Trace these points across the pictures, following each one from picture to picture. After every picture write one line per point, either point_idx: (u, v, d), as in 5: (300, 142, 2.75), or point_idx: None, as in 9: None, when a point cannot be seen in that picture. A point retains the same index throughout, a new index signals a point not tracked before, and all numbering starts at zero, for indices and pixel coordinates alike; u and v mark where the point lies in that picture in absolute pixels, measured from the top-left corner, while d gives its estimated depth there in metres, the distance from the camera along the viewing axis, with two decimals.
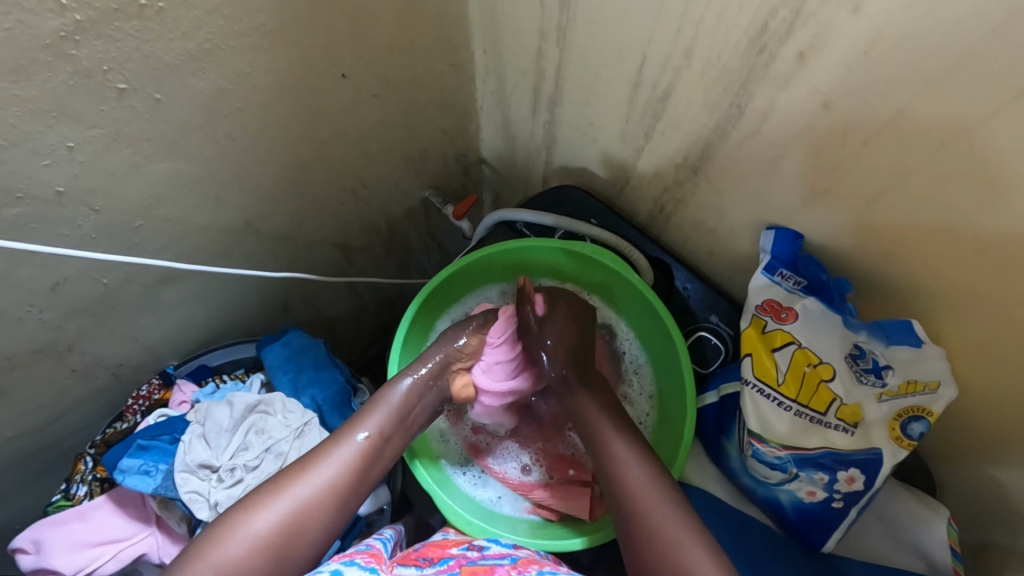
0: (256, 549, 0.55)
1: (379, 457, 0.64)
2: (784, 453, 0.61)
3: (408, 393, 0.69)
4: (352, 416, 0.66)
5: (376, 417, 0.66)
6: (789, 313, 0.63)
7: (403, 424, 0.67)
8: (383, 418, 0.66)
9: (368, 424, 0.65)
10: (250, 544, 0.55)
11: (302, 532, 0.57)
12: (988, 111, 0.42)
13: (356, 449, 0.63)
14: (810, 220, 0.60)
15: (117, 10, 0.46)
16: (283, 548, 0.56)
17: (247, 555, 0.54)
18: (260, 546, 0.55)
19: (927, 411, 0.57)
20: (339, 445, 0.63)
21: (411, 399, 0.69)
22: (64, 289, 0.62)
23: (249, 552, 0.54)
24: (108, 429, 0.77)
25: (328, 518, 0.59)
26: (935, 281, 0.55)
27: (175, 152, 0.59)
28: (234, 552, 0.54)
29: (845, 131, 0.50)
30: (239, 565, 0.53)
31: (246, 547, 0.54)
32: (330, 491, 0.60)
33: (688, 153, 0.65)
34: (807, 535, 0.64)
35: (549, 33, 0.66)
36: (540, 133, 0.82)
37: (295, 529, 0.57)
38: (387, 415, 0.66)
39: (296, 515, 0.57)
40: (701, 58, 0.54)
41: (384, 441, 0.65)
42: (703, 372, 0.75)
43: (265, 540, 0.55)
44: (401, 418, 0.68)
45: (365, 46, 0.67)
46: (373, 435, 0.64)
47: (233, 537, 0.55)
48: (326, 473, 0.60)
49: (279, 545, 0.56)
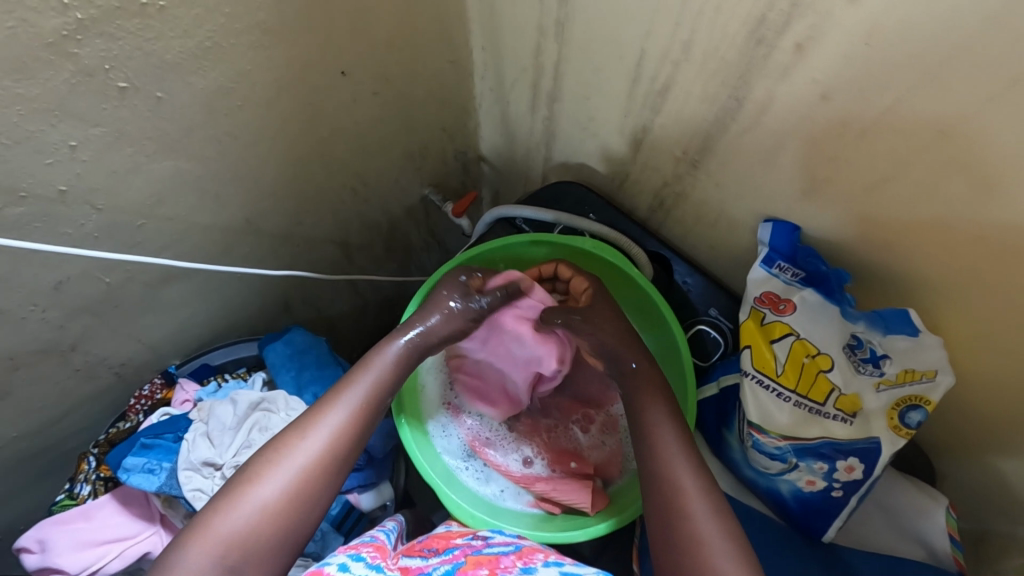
0: (262, 518, 0.55)
1: (373, 417, 0.64)
2: (785, 443, 0.61)
3: (398, 354, 0.68)
4: (340, 381, 0.65)
5: (365, 380, 0.65)
6: (787, 305, 0.63)
7: (396, 385, 0.67)
8: (373, 380, 0.65)
9: (358, 387, 0.64)
10: (257, 513, 0.55)
11: (305, 499, 0.58)
12: (981, 99, 0.43)
13: (349, 413, 0.62)
14: (808, 211, 0.61)
15: (119, 8, 0.46)
16: (291, 516, 0.57)
17: (255, 525, 0.55)
18: (266, 515, 0.55)
19: (925, 400, 0.58)
20: (331, 410, 0.62)
21: (402, 361, 0.68)
22: (68, 288, 0.62)
23: (257, 522, 0.55)
24: (111, 429, 0.77)
25: (330, 482, 0.60)
26: (931, 269, 0.56)
27: (177, 150, 0.59)
28: (242, 522, 0.54)
29: (843, 122, 0.51)
30: (248, 535, 0.54)
31: (253, 516, 0.55)
32: (331, 455, 0.60)
33: (686, 147, 0.66)
34: (809, 524, 0.65)
35: (548, 29, 0.67)
36: (540, 129, 0.83)
37: (299, 496, 0.57)
38: (377, 376, 0.66)
39: (299, 481, 0.58)
40: (700, 51, 0.55)
41: (377, 403, 0.65)
42: (704, 365, 0.75)
43: (271, 508, 0.56)
44: (393, 379, 0.67)
45: (364, 44, 0.67)
46: (366, 398, 0.64)
47: (237, 509, 0.55)
48: (323, 440, 0.60)
49: (286, 512, 0.56)
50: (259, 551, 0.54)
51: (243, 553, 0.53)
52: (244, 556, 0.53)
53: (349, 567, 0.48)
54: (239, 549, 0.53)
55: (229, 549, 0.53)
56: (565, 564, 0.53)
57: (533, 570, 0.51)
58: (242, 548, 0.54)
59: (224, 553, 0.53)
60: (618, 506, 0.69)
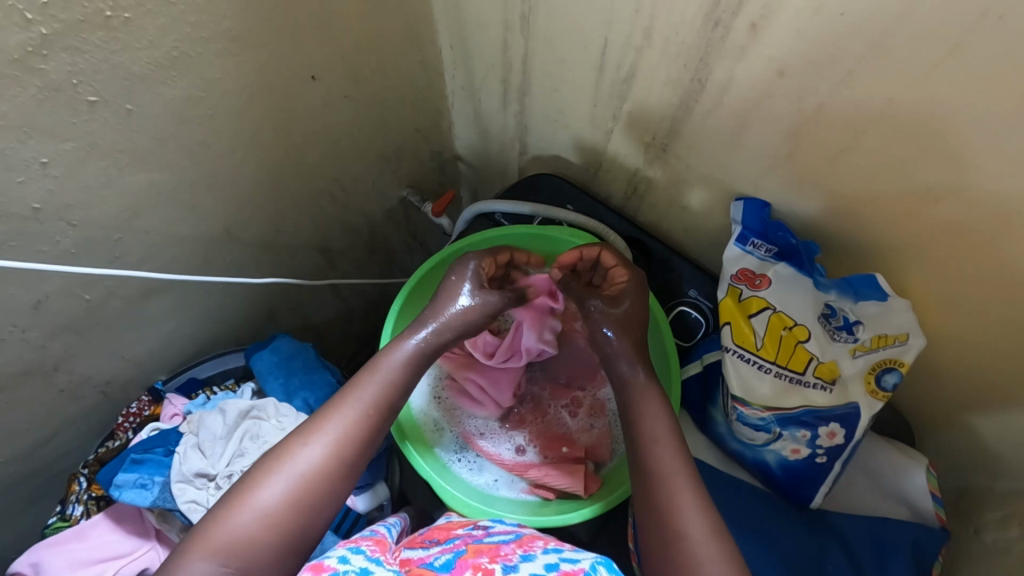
0: (264, 525, 0.53)
1: (381, 425, 0.62)
2: (767, 414, 0.63)
3: (412, 355, 0.66)
4: (349, 382, 0.63)
5: (376, 383, 0.63)
6: (762, 279, 0.65)
7: (405, 389, 0.65)
8: (384, 383, 0.63)
9: (366, 390, 0.62)
10: (258, 518, 0.53)
11: (310, 506, 0.56)
12: (927, 68, 0.45)
13: (357, 417, 0.60)
14: (777, 187, 0.62)
15: (83, 22, 0.46)
16: (293, 522, 0.55)
17: (256, 532, 0.53)
18: (267, 521, 0.53)
19: (899, 362, 0.60)
20: (337, 415, 0.60)
21: (414, 364, 0.66)
22: (47, 307, 0.62)
23: (258, 528, 0.53)
24: (101, 448, 0.77)
25: (334, 490, 0.58)
26: (897, 238, 0.58)
27: (150, 162, 0.59)
28: (242, 529, 0.52)
29: (801, 99, 0.53)
30: (248, 541, 0.52)
31: (254, 525, 0.53)
32: (337, 462, 0.58)
33: (656, 131, 0.67)
34: (797, 492, 0.67)
35: (513, 23, 0.68)
36: (512, 124, 0.84)
37: (302, 503, 0.55)
38: (388, 380, 0.63)
39: (301, 488, 0.56)
40: (661, 36, 0.56)
41: (389, 411, 0.63)
42: (686, 345, 0.77)
43: (273, 512, 0.54)
44: (403, 384, 0.64)
45: (332, 47, 0.67)
46: (376, 400, 0.62)
47: (238, 516, 0.53)
48: (328, 445, 0.58)
49: (287, 519, 0.54)
50: (261, 558, 0.52)
51: (244, 563, 0.51)
52: (244, 565, 0.51)
53: (348, 559, 0.49)
54: (240, 556, 0.51)
55: (230, 556, 0.51)
56: (564, 550, 0.53)
57: (533, 557, 0.51)
58: (243, 556, 0.52)
59: (224, 561, 0.51)
60: (608, 486, 0.72)
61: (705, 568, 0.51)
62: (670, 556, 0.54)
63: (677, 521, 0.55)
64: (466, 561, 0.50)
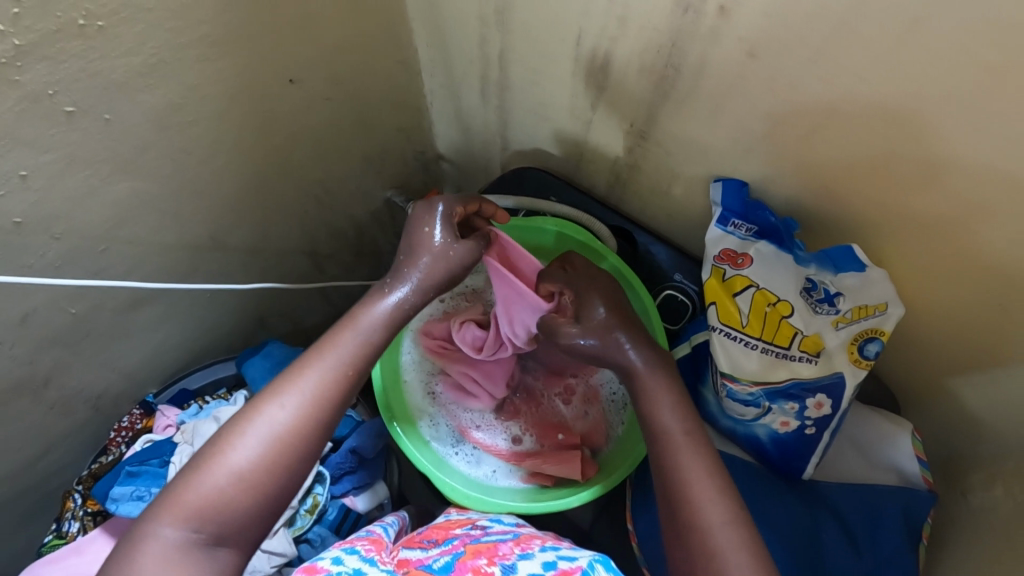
0: (236, 489, 0.51)
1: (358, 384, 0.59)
2: (756, 388, 0.65)
3: (389, 310, 0.61)
4: (324, 335, 0.59)
5: (350, 338, 0.59)
6: (744, 258, 0.66)
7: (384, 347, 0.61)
8: (361, 339, 0.59)
9: (342, 346, 0.58)
10: (231, 482, 0.51)
11: (285, 468, 0.53)
12: (889, 42, 0.46)
13: (332, 375, 0.57)
14: (755, 168, 0.64)
15: (58, 32, 0.46)
16: (268, 484, 0.52)
17: (228, 496, 0.50)
18: (240, 485, 0.51)
19: (879, 331, 0.62)
20: (313, 371, 0.56)
21: (393, 319, 0.61)
22: (34, 321, 0.61)
23: (232, 492, 0.51)
24: (95, 463, 0.78)
25: (310, 452, 0.55)
26: (875, 212, 0.60)
27: (132, 171, 0.59)
28: (213, 492, 0.50)
29: (772, 78, 0.54)
30: (222, 506, 0.50)
31: (226, 489, 0.50)
32: (311, 422, 0.55)
33: (634, 119, 0.68)
34: (789, 465, 0.68)
35: (488, 17, 0.69)
36: (493, 120, 0.85)
37: (277, 465, 0.52)
38: (365, 336, 0.59)
39: (275, 450, 0.53)
40: (634, 24, 0.58)
41: (367, 369, 0.59)
42: (674, 328, 0.79)
43: (246, 476, 0.51)
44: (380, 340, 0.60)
45: (309, 50, 0.68)
46: (353, 356, 0.58)
47: (208, 480, 0.50)
48: (301, 406, 0.55)
49: (261, 482, 0.52)
50: (235, 521, 0.51)
51: (221, 525, 0.50)
52: (221, 528, 0.50)
53: (342, 560, 0.50)
54: (214, 521, 0.50)
55: (205, 522, 0.49)
56: (562, 548, 0.54)
57: (531, 555, 0.52)
58: (217, 520, 0.50)
59: (198, 525, 0.49)
60: (606, 470, 0.73)
61: (701, 548, 0.53)
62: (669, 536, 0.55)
63: (675, 500, 0.56)
64: (465, 564, 0.50)
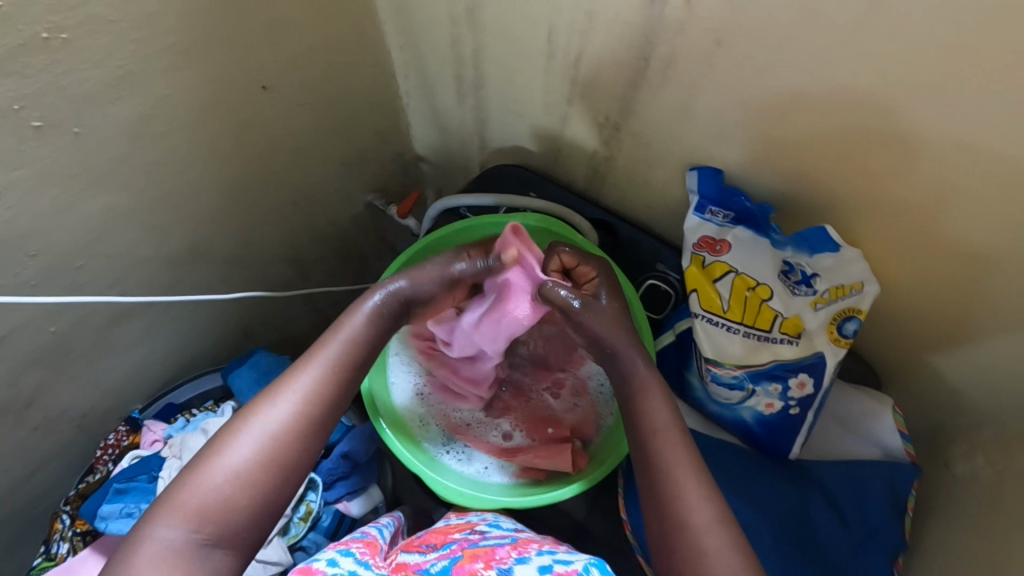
0: (235, 487, 0.51)
1: (350, 383, 0.60)
2: (739, 371, 0.66)
3: (371, 315, 0.63)
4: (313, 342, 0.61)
5: (340, 342, 0.61)
6: (723, 245, 0.67)
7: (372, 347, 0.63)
8: (349, 341, 0.61)
9: (330, 348, 0.60)
10: (229, 481, 0.51)
11: (282, 466, 0.53)
12: (850, 26, 0.48)
13: (323, 375, 0.58)
14: (729, 156, 0.65)
15: (22, 46, 0.46)
16: (267, 483, 0.52)
17: (227, 495, 0.50)
18: (239, 483, 0.51)
19: (856, 310, 0.63)
20: (304, 372, 0.58)
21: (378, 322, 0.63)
22: (12, 342, 0.60)
23: (231, 491, 0.51)
24: (82, 483, 0.77)
25: (306, 449, 0.55)
26: (848, 194, 0.61)
27: (106, 184, 0.58)
28: (212, 492, 0.50)
29: (740, 65, 0.55)
30: (220, 505, 0.50)
31: (225, 489, 0.50)
32: (306, 420, 0.55)
33: (608, 111, 0.69)
34: (775, 445, 0.69)
35: (459, 16, 0.69)
36: (470, 118, 0.85)
37: (274, 462, 0.53)
38: (353, 339, 0.61)
39: (271, 448, 0.53)
40: (603, 18, 0.58)
41: (356, 371, 0.61)
42: (657, 317, 0.80)
43: (244, 474, 0.51)
44: (367, 341, 0.62)
45: (281, 56, 0.67)
46: (343, 356, 0.60)
47: (205, 480, 0.50)
48: (296, 404, 0.56)
49: (259, 480, 0.52)
50: (235, 521, 0.50)
51: (220, 526, 0.50)
52: (219, 528, 0.49)
53: (337, 562, 0.50)
54: (213, 521, 0.49)
55: (204, 522, 0.49)
56: (559, 550, 0.54)
57: (528, 559, 0.52)
58: (216, 520, 0.50)
59: (197, 526, 0.49)
60: (597, 462, 0.74)
61: (695, 534, 0.53)
62: (662, 522, 0.56)
63: (668, 489, 0.57)
64: (463, 566, 0.50)
